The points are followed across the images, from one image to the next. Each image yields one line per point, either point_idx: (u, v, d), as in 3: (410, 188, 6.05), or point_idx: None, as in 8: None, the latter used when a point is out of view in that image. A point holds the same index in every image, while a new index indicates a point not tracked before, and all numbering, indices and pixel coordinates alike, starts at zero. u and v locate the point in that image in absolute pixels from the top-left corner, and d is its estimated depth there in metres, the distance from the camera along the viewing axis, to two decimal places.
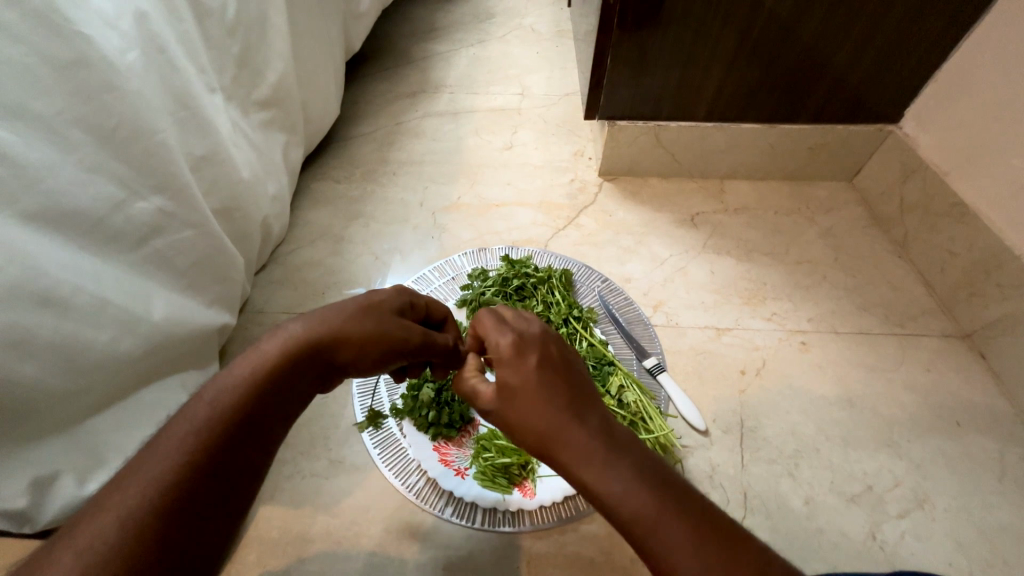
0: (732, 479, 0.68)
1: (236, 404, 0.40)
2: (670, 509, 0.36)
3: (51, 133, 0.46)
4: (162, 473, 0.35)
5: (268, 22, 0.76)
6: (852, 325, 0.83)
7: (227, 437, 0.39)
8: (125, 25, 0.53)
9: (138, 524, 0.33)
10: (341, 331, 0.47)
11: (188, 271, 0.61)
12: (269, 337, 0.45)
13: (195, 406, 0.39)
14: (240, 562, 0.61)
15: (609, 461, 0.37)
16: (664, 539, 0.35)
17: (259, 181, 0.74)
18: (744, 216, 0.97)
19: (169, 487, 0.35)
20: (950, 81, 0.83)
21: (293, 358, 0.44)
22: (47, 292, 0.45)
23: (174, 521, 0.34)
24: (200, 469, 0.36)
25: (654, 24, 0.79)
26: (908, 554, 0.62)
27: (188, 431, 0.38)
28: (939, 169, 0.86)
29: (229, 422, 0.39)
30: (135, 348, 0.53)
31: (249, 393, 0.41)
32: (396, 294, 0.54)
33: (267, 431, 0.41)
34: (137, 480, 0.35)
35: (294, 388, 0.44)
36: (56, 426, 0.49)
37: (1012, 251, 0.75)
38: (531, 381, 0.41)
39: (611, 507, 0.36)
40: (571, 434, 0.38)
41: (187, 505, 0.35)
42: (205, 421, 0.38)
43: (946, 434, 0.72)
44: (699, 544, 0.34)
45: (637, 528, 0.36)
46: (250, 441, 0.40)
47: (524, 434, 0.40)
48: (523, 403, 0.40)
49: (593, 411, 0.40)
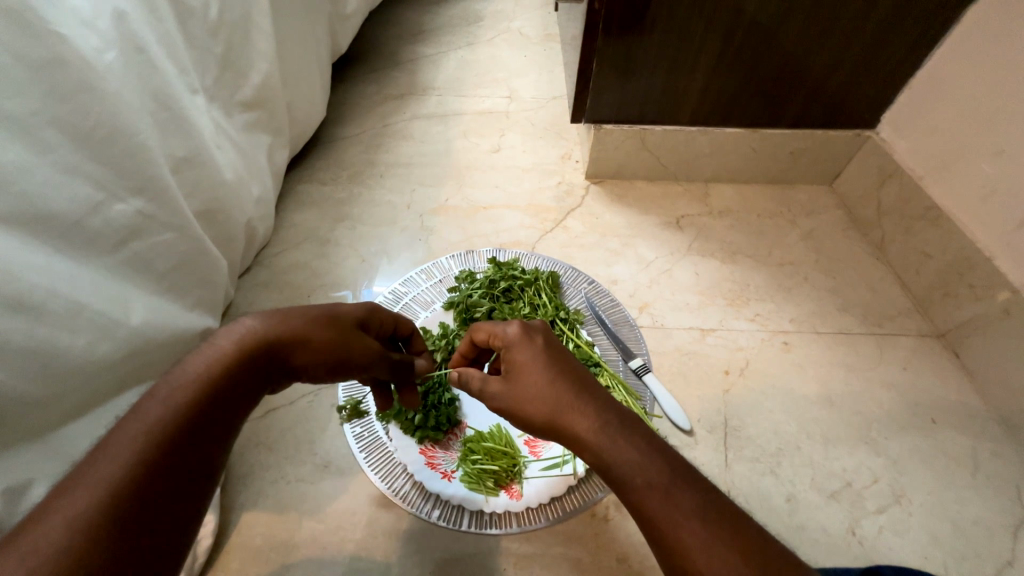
0: (717, 477, 0.69)
1: (190, 402, 0.39)
2: (679, 479, 0.37)
3: (25, 134, 0.44)
4: (114, 474, 0.35)
5: (251, 21, 0.75)
6: (832, 325, 0.84)
7: (180, 437, 0.38)
8: (103, 24, 0.52)
9: (87, 525, 0.32)
10: (301, 334, 0.47)
11: (168, 273, 0.60)
12: (224, 331, 0.44)
13: (147, 405, 0.38)
14: (223, 569, 0.61)
15: (622, 433, 0.40)
16: (671, 506, 0.36)
17: (242, 183, 0.73)
18: (728, 219, 0.99)
19: (120, 485, 0.34)
20: (924, 88, 0.86)
21: (250, 357, 0.43)
22: (23, 295, 0.43)
23: (126, 521, 0.34)
24: (153, 469, 0.36)
25: (640, 28, 0.80)
26: (885, 548, 0.64)
27: (141, 430, 0.37)
28: (914, 173, 0.88)
29: (182, 422, 0.38)
30: (113, 353, 0.52)
31: (205, 390, 0.40)
32: (363, 307, 0.55)
33: (221, 430, 0.41)
34: (90, 480, 0.34)
35: (249, 388, 0.43)
36: (28, 433, 0.45)
37: (983, 253, 0.77)
38: (539, 360, 0.45)
39: (622, 478, 0.38)
40: (580, 406, 0.42)
41: (138, 506, 0.34)
42: (161, 419, 0.38)
43: (922, 431, 0.74)
44: (704, 513, 0.36)
45: (646, 495, 0.37)
46: (204, 440, 0.39)
47: (535, 410, 0.43)
48: (533, 377, 0.44)
49: (598, 393, 0.43)
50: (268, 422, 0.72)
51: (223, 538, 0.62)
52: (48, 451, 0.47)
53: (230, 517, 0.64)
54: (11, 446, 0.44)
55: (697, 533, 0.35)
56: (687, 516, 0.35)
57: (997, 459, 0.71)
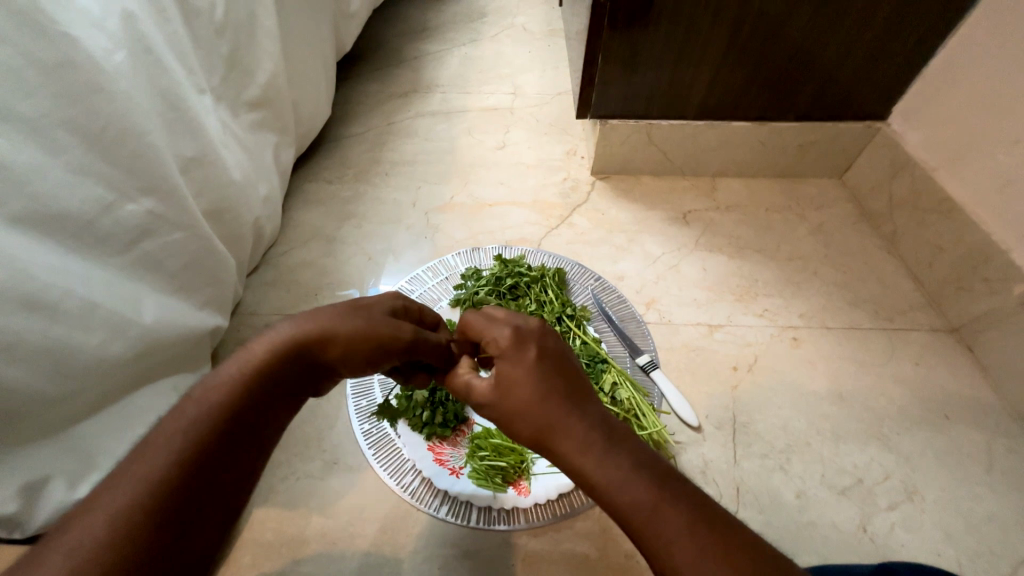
0: (725, 473, 0.68)
1: (229, 403, 0.40)
2: (669, 495, 0.37)
3: (36, 134, 0.45)
4: (154, 472, 0.35)
5: (257, 20, 0.76)
6: (842, 320, 0.84)
7: (218, 437, 0.38)
8: (112, 25, 0.52)
9: (129, 523, 0.33)
10: (330, 329, 0.46)
11: (179, 272, 0.60)
12: (256, 338, 0.44)
13: (185, 407, 0.39)
14: (234, 565, 0.61)
15: (607, 451, 0.38)
16: (661, 526, 0.36)
17: (249, 182, 0.74)
18: (735, 214, 0.98)
19: (161, 484, 0.35)
20: (936, 78, 0.84)
21: (284, 361, 0.43)
22: (37, 294, 0.44)
23: (167, 520, 0.34)
24: (194, 468, 0.36)
25: (645, 22, 0.80)
26: (897, 545, 0.63)
27: (179, 429, 0.37)
28: (927, 165, 0.87)
29: (219, 421, 0.39)
30: (127, 351, 0.52)
31: (239, 393, 0.41)
32: (388, 300, 0.53)
33: (262, 433, 0.41)
34: (130, 478, 0.35)
35: (283, 391, 0.43)
36: (43, 429, 0.46)
37: (998, 245, 0.76)
38: (529, 373, 0.42)
39: (612, 496, 0.37)
40: (569, 421, 0.40)
41: (179, 504, 0.35)
42: (198, 419, 0.38)
43: (935, 427, 0.73)
44: (694, 529, 0.35)
45: (636, 514, 0.36)
46: (240, 441, 0.39)
47: (522, 424, 0.41)
48: (522, 390, 0.41)
49: (591, 403, 0.41)
50: None
51: (235, 534, 0.63)
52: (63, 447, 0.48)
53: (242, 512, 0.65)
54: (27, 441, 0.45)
55: (685, 551, 0.35)
56: (675, 535, 0.35)
57: (1012, 455, 0.70)
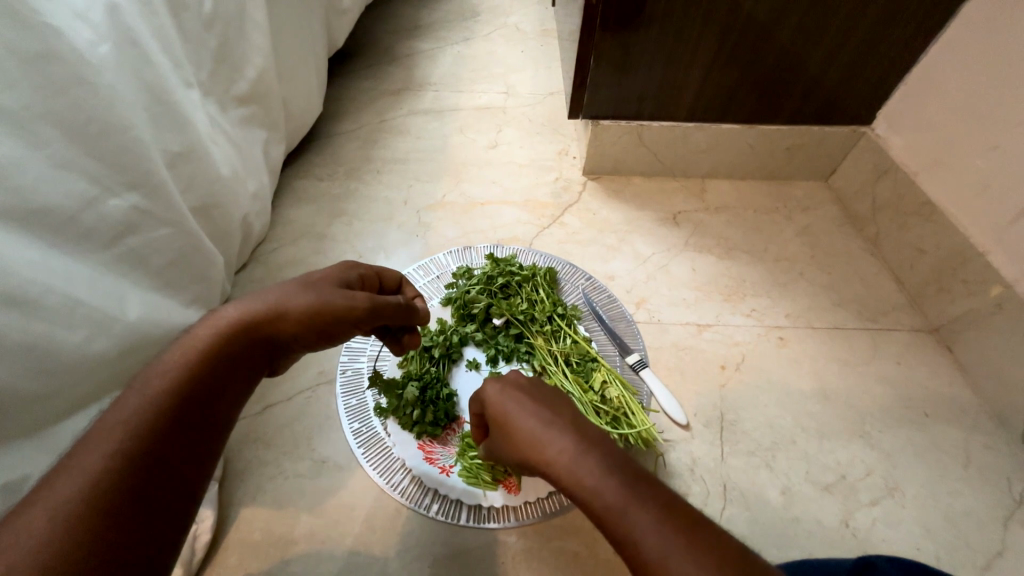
0: (712, 471, 0.69)
1: (177, 392, 0.40)
2: (637, 493, 0.36)
3: (18, 128, 0.44)
4: (97, 464, 0.35)
5: (246, 14, 0.74)
6: (827, 320, 0.85)
7: (165, 425, 0.38)
8: (97, 17, 0.51)
9: (73, 514, 0.32)
10: (277, 308, 0.47)
11: (164, 269, 0.59)
12: (200, 324, 0.44)
13: (128, 398, 0.38)
14: (221, 565, 0.61)
15: (579, 459, 0.40)
16: (629, 524, 0.35)
17: (238, 179, 0.73)
18: (724, 215, 0.99)
19: (106, 474, 0.34)
20: (918, 84, 0.86)
21: (231, 344, 0.44)
22: (19, 291, 0.43)
23: (115, 509, 0.34)
24: (140, 460, 0.36)
25: (636, 24, 0.80)
26: (878, 540, 0.65)
27: (122, 420, 0.37)
28: (909, 169, 0.89)
29: (166, 411, 0.39)
30: (110, 349, 0.51)
31: (187, 379, 0.41)
32: (335, 271, 0.54)
33: (216, 421, 0.41)
34: (73, 472, 0.34)
35: (234, 372, 0.44)
36: (27, 428, 0.45)
37: (976, 248, 0.78)
38: (511, 404, 0.46)
39: (586, 500, 0.38)
40: (545, 436, 0.42)
41: (128, 493, 0.35)
42: (143, 409, 0.38)
43: (916, 424, 0.74)
44: (663, 523, 0.34)
45: (607, 515, 0.36)
46: (191, 428, 0.39)
47: (516, 452, 0.44)
48: (508, 419, 0.45)
49: (568, 420, 0.44)
50: (265, 418, 0.72)
51: (221, 534, 0.62)
52: (47, 447, 0.47)
53: (229, 512, 0.64)
54: (9, 441, 0.44)
55: (654, 546, 0.34)
56: (644, 532, 0.34)
57: (988, 451, 0.72)
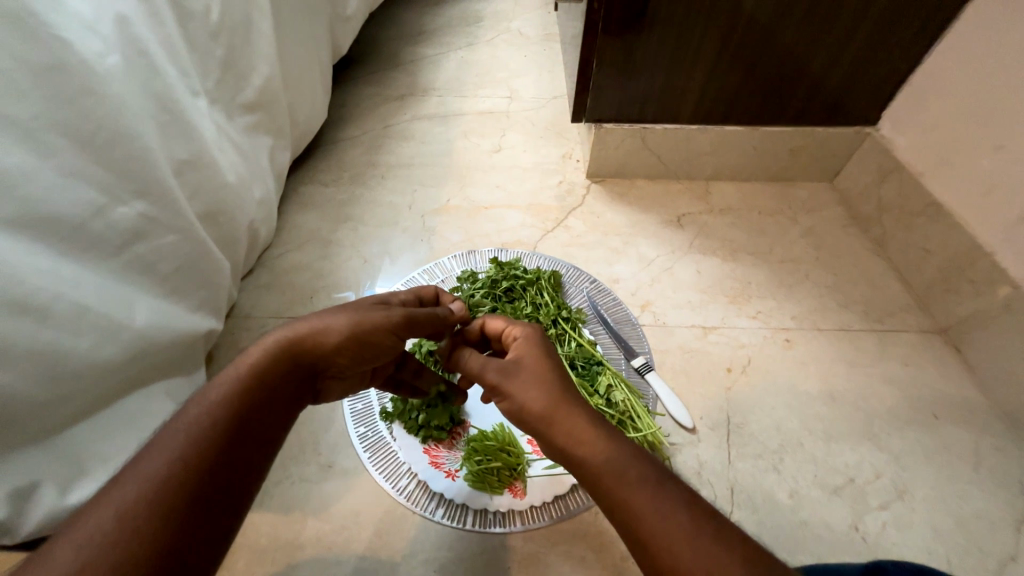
0: (720, 474, 0.69)
1: (235, 405, 0.41)
2: (666, 482, 0.40)
3: (28, 138, 0.44)
4: (159, 471, 0.36)
5: (252, 23, 0.75)
6: (833, 321, 0.85)
7: (223, 437, 0.39)
8: (105, 28, 0.52)
9: (135, 520, 0.34)
10: (322, 333, 0.47)
11: (172, 276, 0.60)
12: (252, 347, 0.45)
13: (190, 408, 0.40)
14: (228, 570, 0.61)
15: (613, 436, 0.42)
16: (657, 500, 0.38)
17: (244, 185, 0.73)
18: (728, 217, 0.99)
19: (166, 482, 0.36)
20: (922, 84, 0.86)
21: (280, 365, 0.45)
22: (27, 298, 0.43)
23: (172, 518, 0.35)
24: (199, 470, 0.37)
25: (639, 28, 0.80)
26: (887, 544, 0.64)
27: (182, 429, 0.38)
28: (915, 169, 0.88)
29: (224, 424, 0.40)
30: (118, 356, 0.52)
31: (241, 394, 0.42)
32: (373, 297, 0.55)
33: (270, 437, 0.43)
34: (137, 477, 0.35)
35: (282, 393, 0.44)
36: (35, 433, 0.46)
37: (984, 248, 0.77)
38: (540, 362, 0.48)
39: (609, 467, 0.40)
40: (573, 404, 0.45)
41: (184, 502, 0.35)
42: (202, 420, 0.39)
43: (925, 426, 0.74)
44: (691, 512, 0.38)
45: (633, 484, 0.39)
46: (246, 444, 0.40)
47: (529, 394, 0.46)
48: (534, 371, 0.47)
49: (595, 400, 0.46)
50: None
51: None
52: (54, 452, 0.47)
53: None
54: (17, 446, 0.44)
55: (676, 525, 0.37)
56: (670, 510, 0.38)
57: (998, 453, 0.71)
